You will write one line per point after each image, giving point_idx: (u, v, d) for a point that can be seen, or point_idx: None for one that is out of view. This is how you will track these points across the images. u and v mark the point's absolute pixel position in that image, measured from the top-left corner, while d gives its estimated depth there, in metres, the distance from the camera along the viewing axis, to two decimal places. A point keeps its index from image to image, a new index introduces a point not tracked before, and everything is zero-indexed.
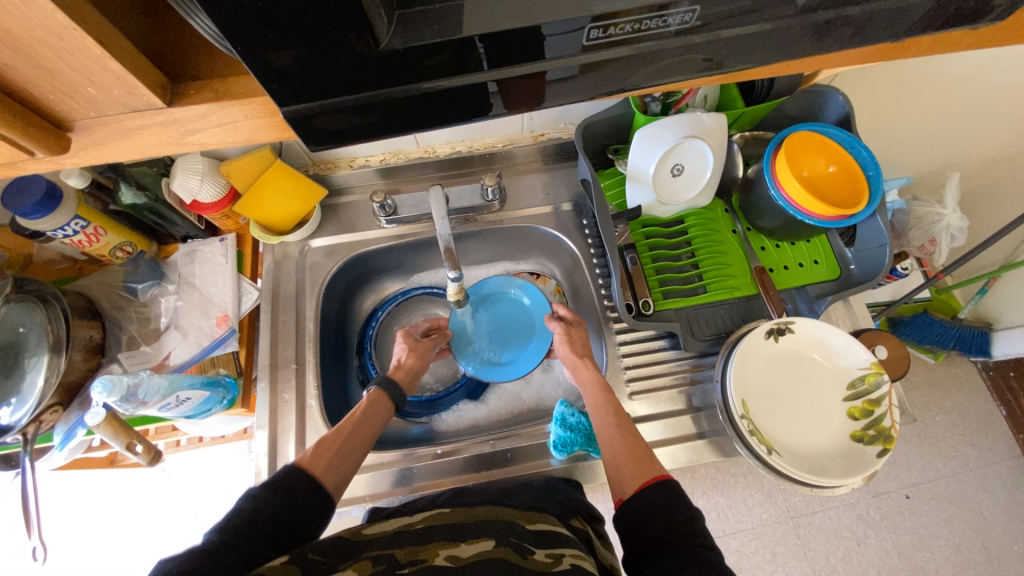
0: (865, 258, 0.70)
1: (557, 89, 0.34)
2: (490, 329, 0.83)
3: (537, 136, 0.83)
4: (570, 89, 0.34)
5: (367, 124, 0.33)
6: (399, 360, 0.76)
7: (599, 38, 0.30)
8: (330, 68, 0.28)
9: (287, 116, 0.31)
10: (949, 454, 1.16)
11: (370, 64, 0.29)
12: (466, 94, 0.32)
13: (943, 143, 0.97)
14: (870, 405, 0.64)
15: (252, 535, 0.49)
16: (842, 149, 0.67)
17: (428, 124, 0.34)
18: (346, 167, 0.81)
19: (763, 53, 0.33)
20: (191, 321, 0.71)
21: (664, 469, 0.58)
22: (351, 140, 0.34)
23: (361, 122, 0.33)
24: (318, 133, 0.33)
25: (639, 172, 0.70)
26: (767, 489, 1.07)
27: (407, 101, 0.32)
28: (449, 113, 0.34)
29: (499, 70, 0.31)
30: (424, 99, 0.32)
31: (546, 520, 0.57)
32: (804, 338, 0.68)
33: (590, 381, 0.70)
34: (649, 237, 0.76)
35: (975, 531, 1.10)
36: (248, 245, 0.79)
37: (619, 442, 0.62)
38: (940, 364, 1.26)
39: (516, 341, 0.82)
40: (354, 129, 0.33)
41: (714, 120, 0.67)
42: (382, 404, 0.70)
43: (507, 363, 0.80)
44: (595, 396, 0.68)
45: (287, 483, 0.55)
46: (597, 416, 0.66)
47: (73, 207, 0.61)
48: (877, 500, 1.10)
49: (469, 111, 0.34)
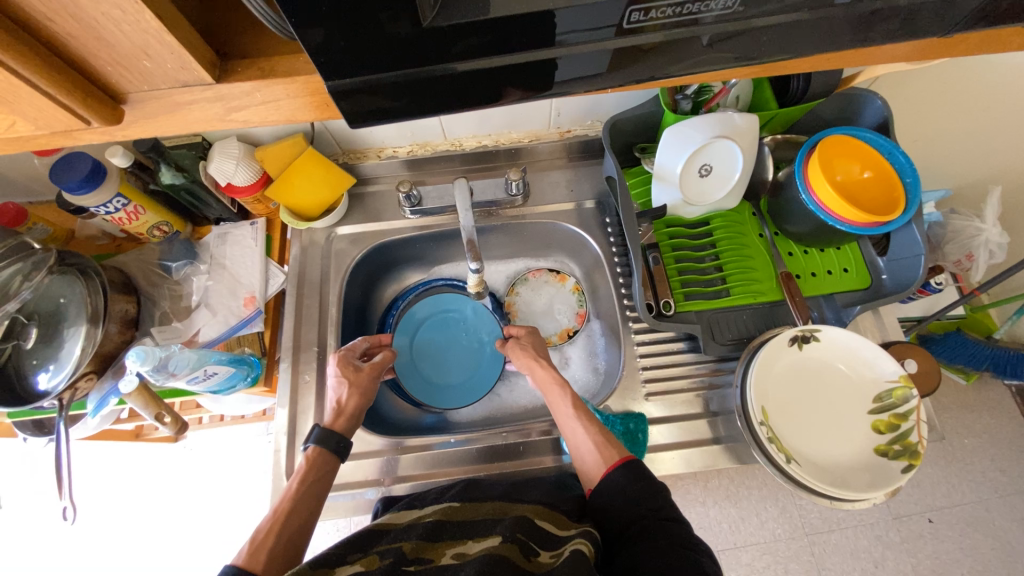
0: (899, 268, 0.68)
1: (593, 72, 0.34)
2: (434, 351, 0.84)
3: (563, 133, 0.83)
4: (605, 76, 0.34)
5: (403, 104, 0.34)
6: (338, 403, 0.66)
7: (637, 21, 0.30)
8: (372, 47, 0.29)
9: (331, 91, 0.32)
10: (977, 479, 1.12)
11: (411, 42, 0.29)
12: (503, 74, 0.33)
13: (986, 151, 0.94)
14: (897, 419, 0.62)
15: None
16: (879, 154, 0.65)
17: (461, 105, 0.35)
18: (374, 157, 0.82)
19: (803, 44, 0.33)
20: (221, 301, 0.73)
21: (625, 448, 0.61)
22: (390, 120, 0.35)
23: (398, 103, 0.33)
24: (357, 109, 0.34)
25: (665, 172, 0.69)
26: (782, 503, 1.05)
27: (444, 81, 0.32)
28: (482, 95, 0.34)
29: (535, 52, 0.31)
30: (460, 79, 0.32)
31: (562, 522, 0.57)
32: (829, 347, 0.66)
33: (546, 379, 0.69)
34: (672, 238, 0.75)
35: (1001, 561, 1.06)
36: (276, 230, 0.81)
37: (580, 432, 0.63)
38: (971, 385, 1.22)
39: (464, 364, 0.83)
40: (392, 108, 0.34)
41: (745, 120, 0.66)
42: (326, 464, 0.61)
43: (454, 388, 0.82)
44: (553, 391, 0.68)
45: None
46: (557, 411, 0.66)
47: (115, 184, 0.64)
48: (898, 522, 1.07)
49: (501, 93, 0.34)
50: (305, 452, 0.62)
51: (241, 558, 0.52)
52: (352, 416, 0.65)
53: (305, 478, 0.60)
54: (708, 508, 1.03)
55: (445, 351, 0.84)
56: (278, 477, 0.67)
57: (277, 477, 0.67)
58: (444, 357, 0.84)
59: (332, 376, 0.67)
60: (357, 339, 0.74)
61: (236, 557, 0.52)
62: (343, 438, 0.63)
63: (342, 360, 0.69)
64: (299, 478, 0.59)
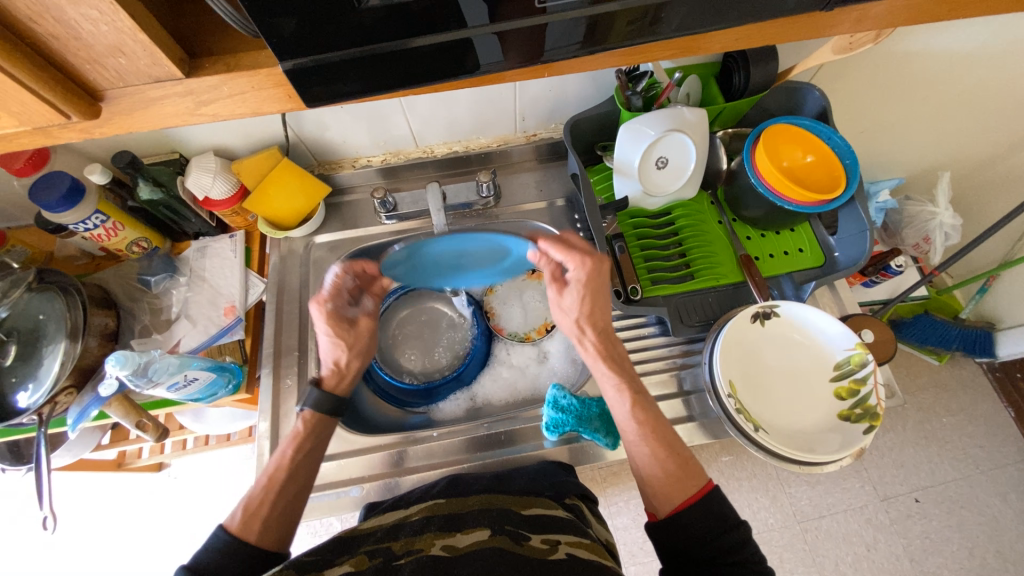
0: (847, 244, 0.73)
1: (559, 44, 0.38)
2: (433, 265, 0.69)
3: (530, 136, 0.87)
4: (539, 49, 0.38)
5: (361, 80, 0.37)
6: (336, 363, 0.68)
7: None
8: (331, 29, 0.32)
9: (288, 72, 0.35)
10: (958, 456, 1.17)
11: (354, 23, 0.32)
12: (443, 51, 0.36)
13: (930, 135, 1.01)
14: (856, 384, 0.65)
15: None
16: (819, 139, 0.70)
17: (409, 83, 0.38)
18: (349, 167, 0.85)
19: (720, 13, 0.37)
20: (201, 311, 0.74)
21: (700, 472, 0.57)
22: (341, 97, 0.38)
23: (357, 78, 0.37)
24: (316, 90, 0.37)
25: (624, 166, 0.73)
26: (772, 492, 1.10)
27: (404, 56, 0.36)
28: (430, 71, 0.38)
29: (497, 24, 0.35)
30: (421, 53, 0.36)
31: (541, 504, 0.59)
32: (787, 321, 0.70)
33: (607, 376, 0.63)
34: (637, 228, 0.79)
35: (989, 535, 1.09)
36: (256, 242, 0.82)
37: (646, 451, 0.59)
38: (944, 365, 1.27)
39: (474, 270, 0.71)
40: (341, 86, 0.37)
41: (695, 114, 0.70)
42: (316, 428, 0.64)
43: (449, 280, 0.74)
44: (614, 394, 0.63)
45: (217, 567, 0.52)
46: (620, 415, 0.62)
47: (94, 201, 0.66)
48: (886, 504, 1.10)
49: (458, 69, 0.38)
50: (298, 417, 0.65)
51: (235, 522, 0.56)
52: (353, 377, 0.69)
53: (299, 443, 0.62)
54: None
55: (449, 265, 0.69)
56: None
57: None
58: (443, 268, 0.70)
59: (323, 329, 0.65)
60: (337, 272, 0.67)
61: (231, 520, 0.56)
62: (337, 401, 0.66)
63: (333, 317, 0.66)
64: (290, 446, 0.62)
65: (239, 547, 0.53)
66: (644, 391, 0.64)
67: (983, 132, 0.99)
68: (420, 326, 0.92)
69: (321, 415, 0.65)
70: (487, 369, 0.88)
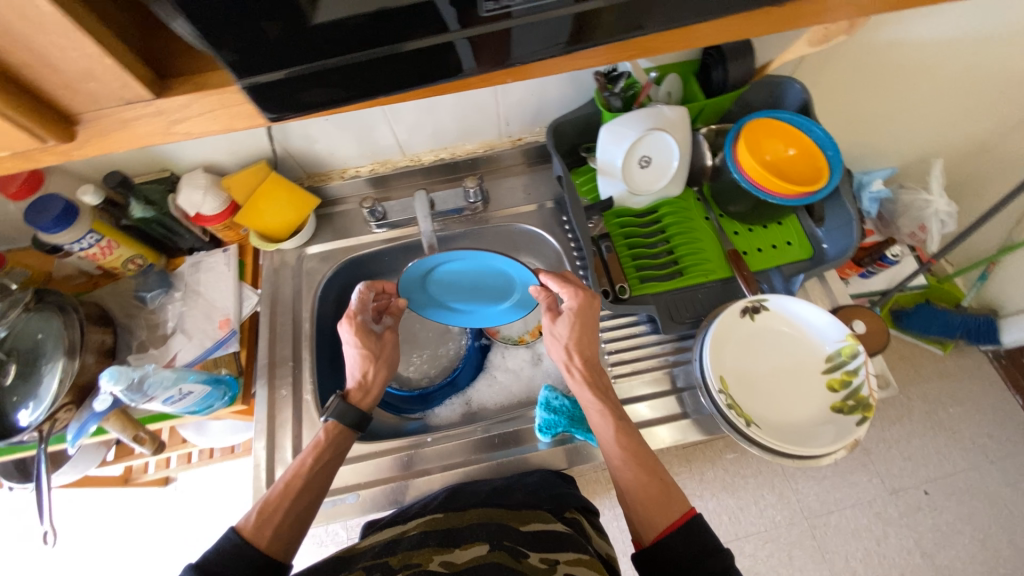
0: (835, 236, 0.73)
1: (527, 45, 0.38)
2: (450, 285, 0.78)
3: (515, 140, 0.88)
4: (504, 51, 0.38)
5: (335, 88, 0.38)
6: (362, 377, 0.70)
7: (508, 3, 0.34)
8: (294, 44, 0.33)
9: (246, 88, 0.36)
10: (967, 446, 1.15)
11: (313, 35, 0.33)
12: (406, 59, 0.37)
13: (919, 123, 1.01)
14: (848, 376, 0.65)
15: (230, 564, 0.52)
16: (800, 132, 0.70)
17: (383, 88, 0.39)
18: (338, 178, 0.86)
19: (672, 10, 0.37)
20: (196, 325, 0.75)
21: (684, 498, 0.57)
22: (308, 108, 0.39)
23: (331, 88, 0.38)
24: (284, 102, 0.38)
25: (608, 166, 0.74)
26: (779, 489, 1.09)
27: (375, 64, 0.37)
28: (403, 76, 0.38)
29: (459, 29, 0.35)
30: (392, 61, 0.37)
31: (540, 518, 0.60)
32: (777, 315, 0.70)
33: (592, 404, 0.65)
34: (624, 228, 0.79)
35: (1002, 526, 1.08)
36: (249, 255, 0.83)
37: (633, 477, 0.59)
38: (948, 355, 1.26)
39: (480, 297, 0.79)
40: (306, 98, 0.38)
41: (675, 112, 0.71)
42: (338, 441, 0.66)
43: (461, 312, 0.81)
44: (598, 419, 0.64)
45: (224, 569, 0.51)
46: (603, 442, 0.63)
47: (88, 221, 0.68)
48: (895, 497, 1.09)
49: (430, 73, 0.39)
50: (320, 427, 0.66)
51: (248, 525, 0.56)
52: (376, 392, 0.71)
53: (320, 453, 0.63)
54: (706, 501, 1.07)
55: (466, 284, 0.78)
56: (259, 492, 0.68)
57: (258, 491, 0.68)
58: (460, 291, 0.78)
59: (351, 341, 0.70)
60: (362, 290, 0.73)
61: (245, 522, 0.56)
62: (362, 415, 0.67)
63: (359, 330, 0.71)
64: (309, 458, 0.63)
65: (246, 552, 0.53)
66: (624, 415, 0.66)
67: (971, 117, 0.99)
68: (416, 334, 0.93)
69: (346, 428, 0.66)
70: (482, 374, 0.88)
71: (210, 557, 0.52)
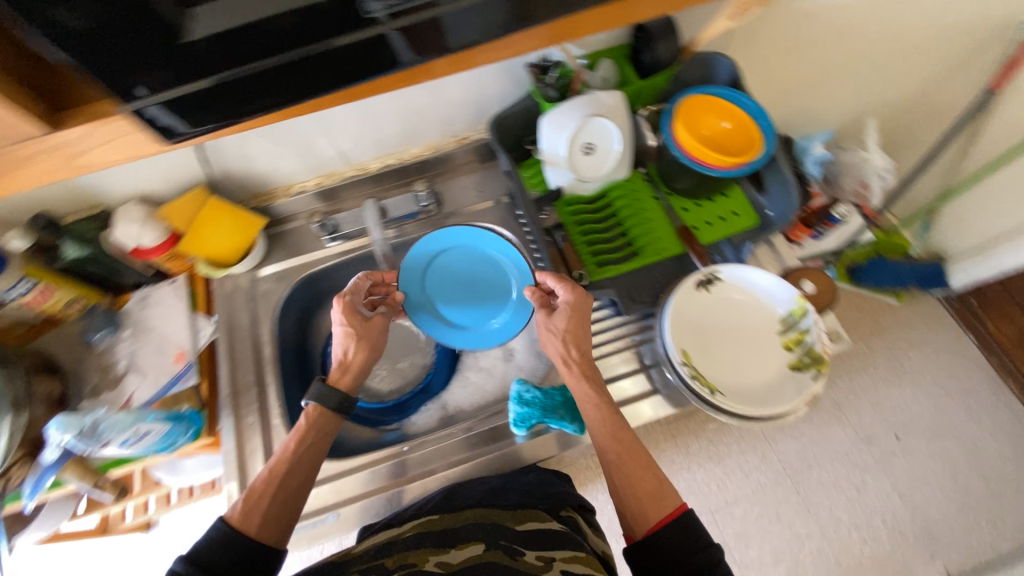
0: (777, 202, 0.75)
1: (453, 36, 0.43)
2: (449, 285, 0.76)
3: (461, 138, 0.86)
4: (395, 56, 0.43)
5: (274, 91, 0.42)
6: (346, 359, 0.69)
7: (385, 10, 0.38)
8: (220, 53, 0.38)
9: (138, 109, 0.39)
10: (929, 388, 1.21)
11: (206, 51, 0.37)
12: (297, 68, 0.41)
13: (848, 85, 1.05)
14: (801, 335, 0.68)
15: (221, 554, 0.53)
16: (732, 104, 0.73)
17: (325, 86, 0.43)
18: (285, 195, 0.83)
19: None
20: (150, 361, 0.73)
21: (677, 492, 0.59)
22: (209, 123, 0.43)
23: (263, 91, 0.42)
24: (217, 108, 0.42)
25: (553, 157, 0.74)
26: (761, 451, 1.13)
27: (313, 62, 0.41)
28: (336, 74, 0.43)
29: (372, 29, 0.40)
30: (322, 59, 0.41)
31: (537, 517, 0.60)
32: (731, 284, 0.72)
33: (589, 398, 0.65)
34: (576, 216, 0.80)
35: (969, 458, 1.14)
36: (200, 284, 0.81)
37: (629, 471, 0.60)
38: (903, 304, 1.32)
39: (481, 302, 0.76)
40: (205, 115, 0.42)
41: (610, 97, 0.73)
42: (320, 423, 0.65)
43: (459, 326, 0.74)
44: (595, 413, 0.64)
45: (220, 559, 0.53)
46: (599, 436, 0.63)
47: (18, 267, 0.64)
48: (869, 444, 1.15)
49: (360, 70, 0.43)
50: (302, 410, 0.65)
51: (235, 514, 0.57)
52: (359, 372, 0.69)
53: (306, 436, 0.63)
54: (694, 473, 1.10)
55: (463, 283, 0.77)
56: None
57: None
58: (459, 292, 0.76)
59: (340, 322, 0.68)
60: (360, 275, 0.73)
61: (232, 511, 0.57)
62: (343, 395, 0.66)
63: (348, 309, 0.69)
64: (294, 440, 0.63)
65: (236, 539, 0.55)
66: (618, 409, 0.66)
67: (894, 74, 1.04)
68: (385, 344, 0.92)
69: (330, 409, 0.66)
70: (456, 376, 0.88)
71: (198, 550, 0.53)
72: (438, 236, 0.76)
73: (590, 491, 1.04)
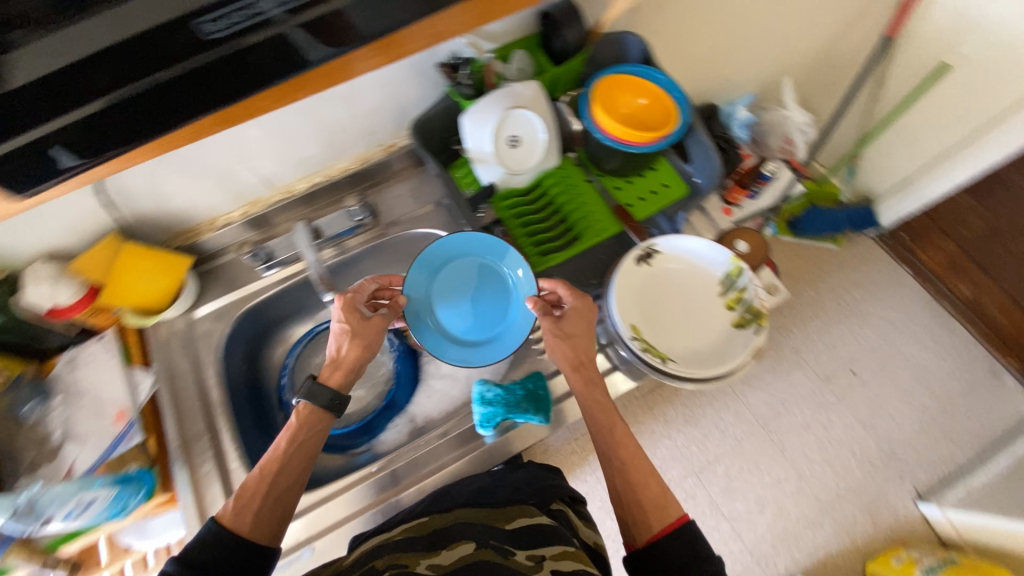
0: (702, 168, 0.78)
1: (312, 46, 0.44)
2: (453, 300, 0.73)
3: (387, 146, 0.84)
4: (247, 76, 0.44)
5: (147, 119, 0.44)
6: (338, 354, 0.67)
7: (221, 30, 0.39)
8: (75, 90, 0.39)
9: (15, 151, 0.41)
10: (875, 321, 1.29)
11: (37, 98, 0.38)
12: (151, 101, 0.42)
13: (757, 48, 1.09)
14: (740, 294, 0.71)
15: (213, 555, 0.52)
16: (646, 81, 0.75)
17: (197, 107, 0.44)
18: (209, 231, 0.80)
19: None
20: (88, 426, 0.69)
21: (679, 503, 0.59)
22: (81, 164, 0.45)
23: (133, 118, 0.43)
24: (89, 144, 0.43)
25: (480, 154, 0.74)
26: (733, 407, 1.17)
27: (175, 88, 0.42)
28: (204, 96, 0.44)
29: (226, 47, 0.41)
30: (182, 82, 0.42)
31: (528, 512, 0.59)
32: (670, 255, 0.74)
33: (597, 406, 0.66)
34: (513, 209, 0.79)
35: (919, 380, 1.22)
36: (132, 336, 0.76)
37: (632, 480, 0.60)
38: (844, 248, 1.38)
39: (484, 319, 0.73)
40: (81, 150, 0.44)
41: (527, 89, 0.73)
42: (312, 422, 0.63)
43: (459, 343, 0.72)
44: (602, 420, 0.65)
45: (210, 559, 0.52)
46: (606, 444, 0.63)
47: None
48: (829, 383, 1.21)
49: (226, 89, 0.44)
50: (295, 407, 0.63)
51: (227, 512, 0.56)
52: (350, 369, 0.67)
53: (298, 433, 0.62)
54: (675, 439, 1.13)
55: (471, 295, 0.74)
56: None
57: None
58: (462, 307, 0.73)
59: (336, 318, 0.67)
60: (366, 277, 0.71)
61: (224, 508, 0.56)
62: (334, 393, 0.64)
63: (348, 306, 0.68)
64: (287, 435, 0.61)
65: (228, 538, 0.53)
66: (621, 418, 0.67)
67: (797, 32, 1.09)
68: None
69: (321, 409, 0.64)
70: (420, 386, 0.87)
71: (188, 548, 0.52)
72: (454, 238, 0.73)
73: (577, 475, 1.06)
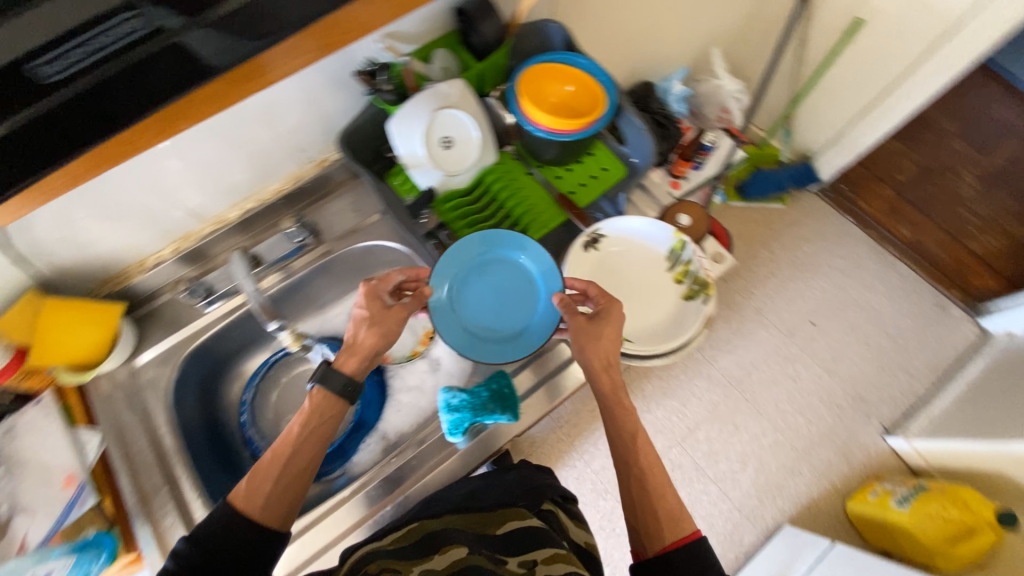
0: (636, 148, 0.79)
1: (223, 50, 0.47)
2: (479, 301, 0.69)
3: (319, 162, 0.82)
4: (141, 92, 0.46)
5: (69, 134, 0.45)
6: (353, 338, 0.63)
7: (59, 74, 0.42)
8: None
9: None
10: (828, 272, 1.34)
11: None
12: (65, 117, 0.44)
13: (680, 23, 1.11)
14: (686, 266, 0.73)
15: (218, 547, 0.49)
16: (570, 66, 0.75)
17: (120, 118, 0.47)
18: (140, 272, 0.76)
19: None
20: (33, 494, 0.63)
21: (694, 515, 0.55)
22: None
23: (52, 134, 0.45)
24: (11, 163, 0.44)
25: (414, 159, 0.73)
26: (705, 373, 1.21)
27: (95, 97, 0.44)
28: (126, 106, 0.46)
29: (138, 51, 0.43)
30: (99, 93, 0.44)
31: (521, 516, 0.58)
32: (616, 238, 0.74)
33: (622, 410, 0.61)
34: (456, 211, 0.78)
35: (874, 322, 1.28)
36: (72, 395, 0.72)
37: (646, 487, 0.57)
38: (789, 206, 1.43)
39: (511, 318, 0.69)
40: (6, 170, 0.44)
41: (451, 87, 0.72)
42: (329, 408, 0.59)
43: (486, 343, 0.67)
44: (626, 422, 0.60)
45: (216, 546, 0.49)
46: (625, 448, 0.59)
47: None
48: (791, 337, 1.26)
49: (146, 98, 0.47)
50: (309, 392, 0.59)
51: (240, 496, 0.53)
52: (365, 355, 0.62)
53: (311, 421, 0.58)
54: (654, 411, 1.16)
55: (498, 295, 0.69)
56: None
57: None
58: (488, 306, 0.69)
59: (357, 303, 0.63)
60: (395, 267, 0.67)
61: (237, 491, 0.54)
62: (347, 379, 0.60)
63: (370, 293, 0.64)
64: (300, 422, 0.57)
65: (236, 524, 0.51)
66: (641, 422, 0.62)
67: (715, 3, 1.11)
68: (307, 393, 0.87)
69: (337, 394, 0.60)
70: (388, 401, 0.86)
71: (199, 532, 0.50)
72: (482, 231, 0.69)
73: (565, 462, 1.07)
